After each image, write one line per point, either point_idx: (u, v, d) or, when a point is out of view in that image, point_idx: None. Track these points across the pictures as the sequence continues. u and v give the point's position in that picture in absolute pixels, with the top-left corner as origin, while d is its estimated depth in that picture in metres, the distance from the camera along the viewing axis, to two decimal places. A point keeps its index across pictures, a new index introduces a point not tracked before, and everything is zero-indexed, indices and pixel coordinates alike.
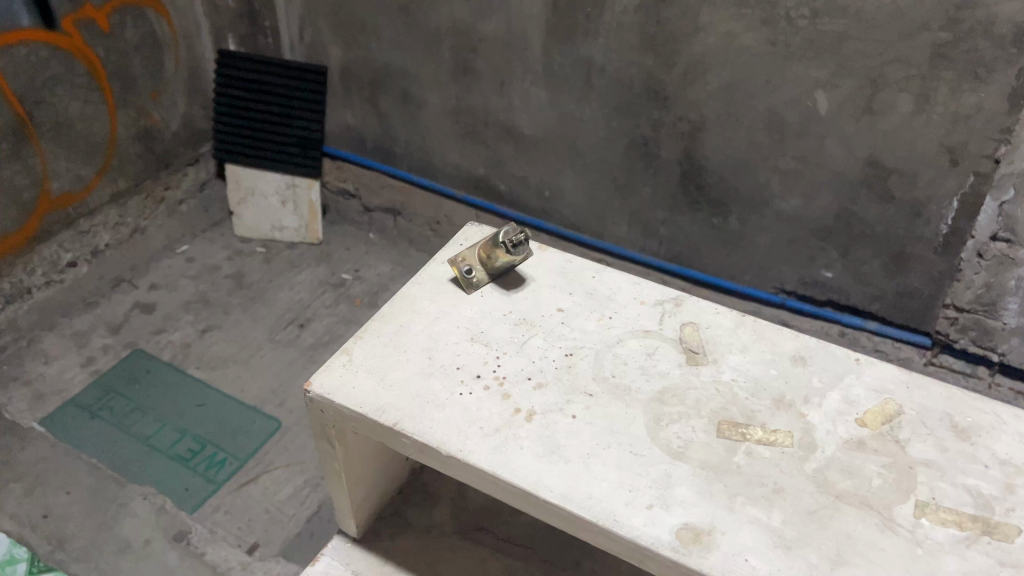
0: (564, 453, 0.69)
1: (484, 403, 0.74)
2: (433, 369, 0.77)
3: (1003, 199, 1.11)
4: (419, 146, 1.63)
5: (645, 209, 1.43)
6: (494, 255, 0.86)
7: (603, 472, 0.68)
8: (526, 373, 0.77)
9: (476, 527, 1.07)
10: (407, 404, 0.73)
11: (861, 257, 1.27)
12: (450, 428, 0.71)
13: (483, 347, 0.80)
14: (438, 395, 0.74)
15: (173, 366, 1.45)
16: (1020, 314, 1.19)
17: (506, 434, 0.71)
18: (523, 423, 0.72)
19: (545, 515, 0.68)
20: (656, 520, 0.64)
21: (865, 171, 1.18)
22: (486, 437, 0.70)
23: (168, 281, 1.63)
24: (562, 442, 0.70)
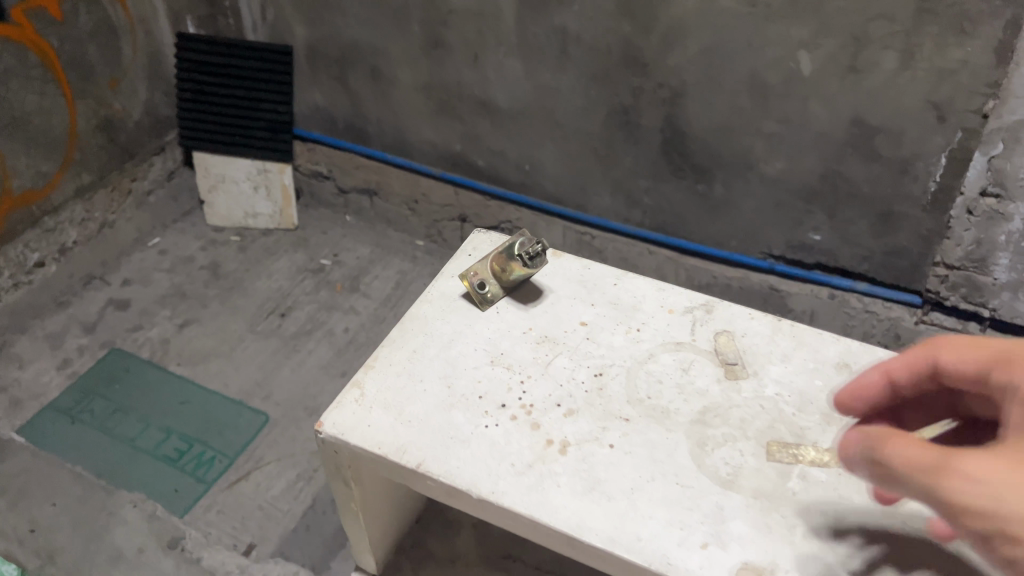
0: (606, 489, 0.67)
1: (513, 436, 0.71)
2: (455, 400, 0.74)
3: (991, 153, 1.09)
4: (392, 124, 1.58)
5: (628, 178, 1.40)
6: (509, 268, 0.83)
7: (649, 511, 0.65)
8: (554, 399, 0.75)
9: (504, 556, 1.07)
10: (430, 441, 0.71)
11: (849, 218, 1.26)
12: (479, 467, 0.69)
13: (505, 371, 0.77)
14: (462, 430, 0.72)
15: (153, 363, 1.41)
16: (1010, 269, 1.18)
17: (540, 470, 0.68)
18: (557, 456, 0.69)
19: (590, 557, 0.66)
20: (712, 561, 0.62)
21: (850, 131, 1.16)
22: (518, 475, 0.68)
23: (142, 275, 1.59)
24: (601, 477, 0.68)
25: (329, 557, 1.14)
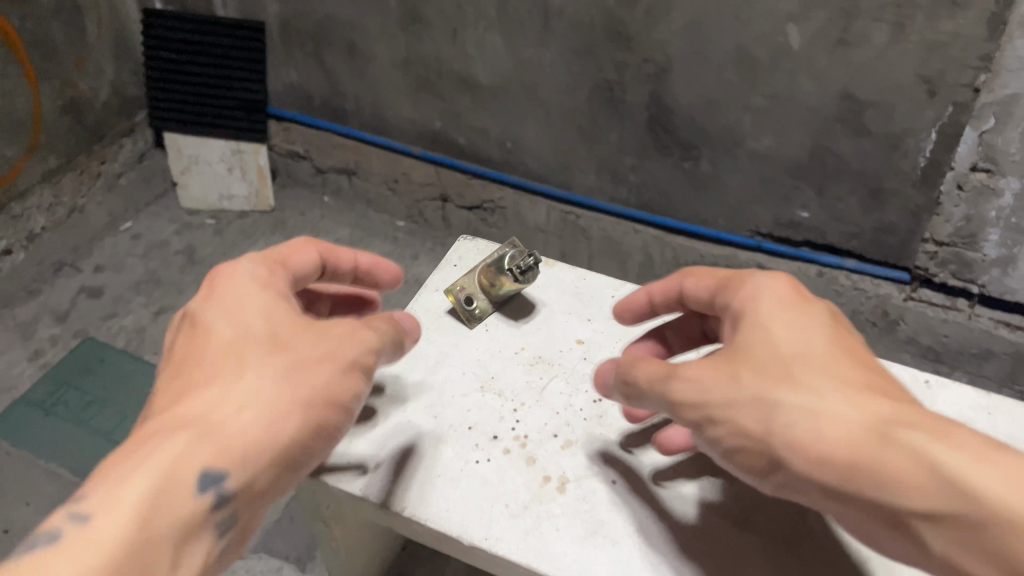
0: (611, 532, 0.60)
1: (506, 472, 0.64)
2: (440, 431, 0.67)
3: (983, 128, 1.07)
4: (370, 102, 1.53)
5: (613, 155, 1.37)
6: (498, 282, 0.78)
7: (658, 560, 0.58)
8: (549, 429, 0.68)
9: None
10: (413, 478, 0.63)
11: (838, 194, 1.23)
12: (468, 508, 0.61)
13: (496, 398, 0.70)
14: (449, 466, 0.64)
15: (129, 353, 1.38)
16: (1000, 245, 1.17)
17: (537, 512, 0.61)
18: (555, 495, 0.62)
19: None
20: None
21: (840, 105, 1.13)
22: (512, 518, 0.60)
23: (115, 262, 1.55)
24: (604, 518, 0.60)
25: (313, 547, 1.12)
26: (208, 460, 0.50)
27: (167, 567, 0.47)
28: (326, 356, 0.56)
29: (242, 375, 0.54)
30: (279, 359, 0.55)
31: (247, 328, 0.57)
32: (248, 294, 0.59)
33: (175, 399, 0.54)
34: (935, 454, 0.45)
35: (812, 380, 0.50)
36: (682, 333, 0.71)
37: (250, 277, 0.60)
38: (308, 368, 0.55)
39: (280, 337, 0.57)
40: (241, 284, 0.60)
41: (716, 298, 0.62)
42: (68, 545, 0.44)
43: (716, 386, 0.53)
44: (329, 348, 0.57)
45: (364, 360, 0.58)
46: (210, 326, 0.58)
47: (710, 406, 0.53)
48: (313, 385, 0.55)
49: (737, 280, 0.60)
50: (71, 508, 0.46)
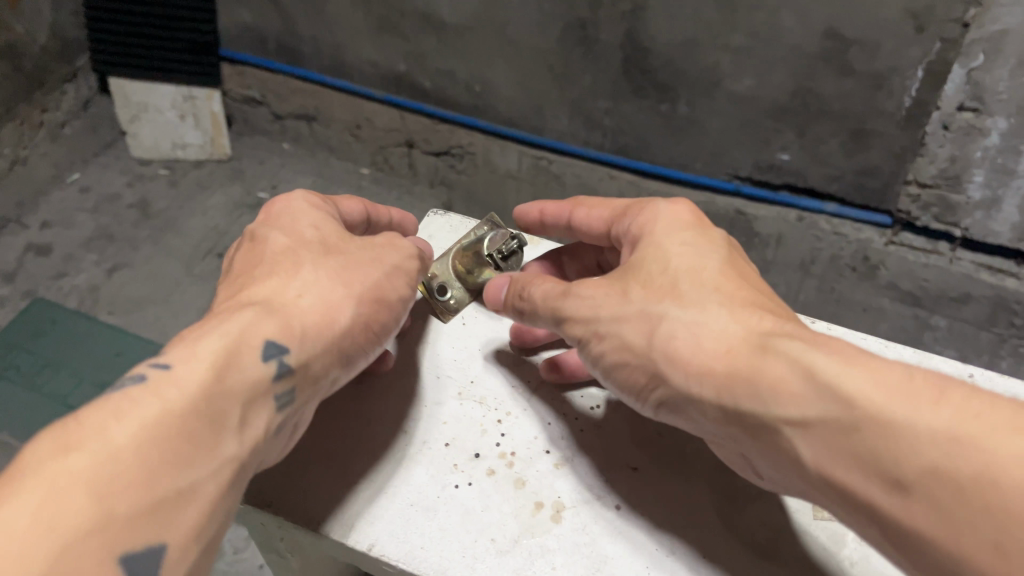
0: (613, 569, 0.55)
1: (491, 498, 0.58)
2: (414, 451, 0.61)
3: (971, 66, 1.04)
4: (328, 44, 1.44)
5: (586, 97, 1.31)
6: (477, 270, 0.72)
7: None
8: (539, 445, 0.62)
9: None
10: (387, 512, 0.57)
11: (820, 136, 1.19)
12: (449, 544, 0.56)
13: (477, 407, 0.65)
14: (427, 494, 0.58)
15: (82, 313, 1.32)
16: (984, 186, 1.15)
17: (528, 547, 0.56)
18: (548, 525, 0.57)
19: None
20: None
21: (824, 44, 1.08)
22: (500, 555, 0.55)
23: (63, 217, 1.47)
24: (606, 554, 0.56)
25: None
26: (273, 332, 0.51)
27: (237, 424, 0.47)
28: (376, 261, 0.60)
29: (300, 268, 0.57)
30: (337, 256, 0.59)
31: (303, 230, 0.60)
32: (300, 207, 0.62)
33: (237, 291, 0.56)
34: (811, 361, 0.46)
35: (700, 298, 0.54)
36: (577, 261, 0.76)
37: (301, 194, 0.63)
38: (363, 267, 0.59)
39: (334, 242, 0.60)
40: (290, 198, 0.63)
41: (610, 225, 0.67)
42: (153, 384, 0.44)
43: (606, 303, 0.58)
44: (376, 254, 0.61)
45: (406, 268, 0.62)
46: (264, 231, 0.60)
47: (596, 320, 0.58)
48: (369, 281, 0.58)
49: (629, 207, 0.65)
50: (150, 361, 0.46)
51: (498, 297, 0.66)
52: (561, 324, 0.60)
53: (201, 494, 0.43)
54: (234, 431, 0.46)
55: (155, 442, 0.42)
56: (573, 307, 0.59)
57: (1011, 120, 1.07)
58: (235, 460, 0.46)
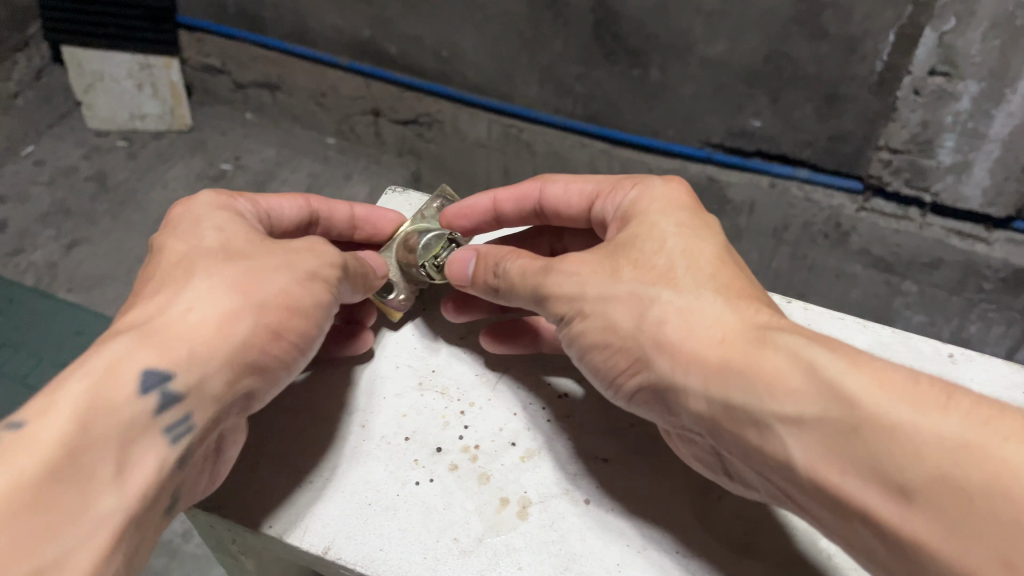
0: (581, 567, 0.54)
1: (455, 496, 0.57)
2: (373, 448, 0.60)
3: (943, 29, 1.03)
4: (290, 9, 1.40)
5: (557, 63, 1.28)
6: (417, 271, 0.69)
7: None
8: (503, 437, 0.61)
9: None
10: (345, 512, 0.56)
11: (792, 102, 1.18)
12: (410, 544, 0.55)
13: (438, 397, 0.64)
14: (387, 492, 0.57)
15: (40, 291, 1.28)
16: (955, 151, 1.15)
17: (491, 545, 0.55)
18: (514, 522, 0.56)
19: None
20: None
21: (797, 7, 1.06)
22: (462, 554, 0.54)
23: (18, 191, 1.42)
24: (576, 551, 0.55)
25: None
26: (152, 360, 0.49)
27: (114, 474, 0.45)
28: (287, 267, 0.57)
29: (191, 278, 0.54)
30: (239, 264, 0.56)
31: (208, 237, 0.58)
32: (207, 213, 0.60)
33: (126, 310, 0.54)
34: (813, 357, 0.46)
35: (696, 285, 0.54)
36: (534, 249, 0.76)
37: (206, 200, 0.61)
38: (267, 276, 0.56)
39: (239, 249, 0.57)
40: (196, 204, 0.61)
41: (591, 203, 0.67)
42: (5, 448, 0.42)
43: (593, 279, 0.56)
44: (285, 260, 0.57)
45: (325, 274, 0.58)
46: (167, 241, 0.58)
47: (576, 300, 0.57)
48: (273, 292, 0.55)
49: (613, 185, 0.65)
50: (15, 415, 0.45)
51: (466, 272, 0.64)
52: (540, 303, 0.59)
53: (70, 565, 0.41)
54: (110, 482, 0.44)
55: (1, 521, 0.40)
56: (551, 285, 0.58)
57: (982, 84, 1.06)
58: (116, 515, 0.44)
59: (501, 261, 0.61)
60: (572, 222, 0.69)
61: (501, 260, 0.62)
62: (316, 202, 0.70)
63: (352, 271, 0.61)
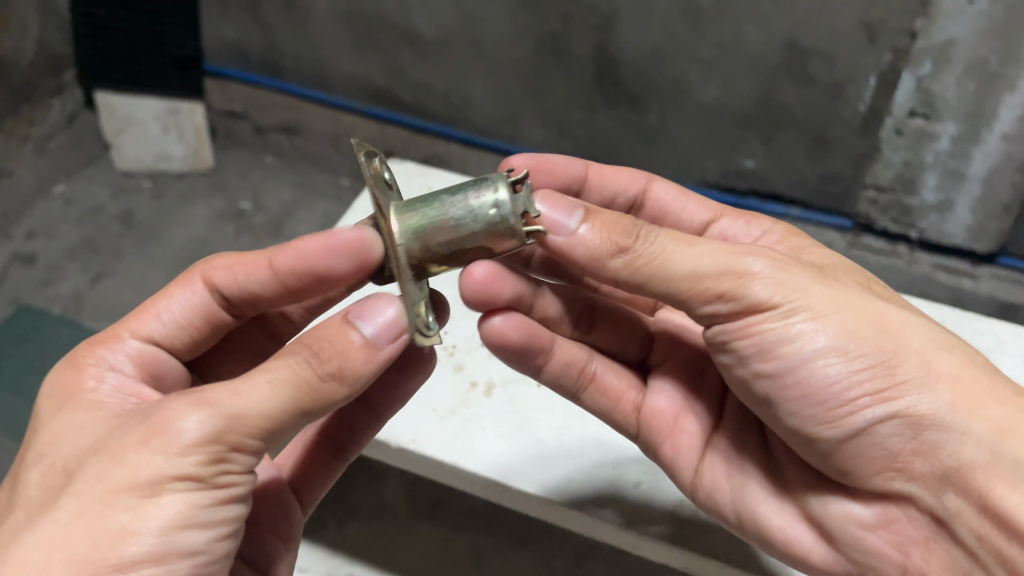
0: (529, 433, 0.81)
1: (442, 383, 0.86)
2: None
3: (920, 73, 1.10)
4: (309, 58, 1.49)
5: (560, 108, 1.36)
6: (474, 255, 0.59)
7: (567, 452, 0.80)
8: (475, 340, 0.91)
9: (433, 503, 1.01)
10: None
11: (784, 144, 1.25)
12: (407, 415, 0.82)
13: None
14: None
15: (66, 320, 1.35)
16: (937, 190, 1.21)
17: (468, 417, 0.83)
18: (480, 400, 0.84)
19: (517, 497, 0.80)
20: (640, 496, 0.77)
21: (784, 54, 1.13)
22: (444, 422, 0.82)
23: (48, 228, 1.50)
24: (525, 421, 0.83)
25: None
26: None
27: None
28: (118, 486, 0.47)
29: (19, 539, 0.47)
30: (67, 496, 0.48)
31: (53, 469, 0.51)
32: (70, 427, 0.53)
33: None
34: None
35: (956, 345, 0.56)
36: None
37: (47, 408, 0.55)
38: (97, 511, 0.47)
39: (78, 464, 0.49)
40: (60, 407, 0.55)
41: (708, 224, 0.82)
42: None
43: (829, 293, 0.56)
44: (114, 483, 0.48)
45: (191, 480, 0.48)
46: (24, 480, 0.51)
47: (806, 297, 0.55)
48: (105, 529, 0.47)
49: (746, 214, 0.82)
50: None
51: (567, 227, 0.57)
52: (722, 294, 0.55)
53: None
54: None
55: None
56: (773, 275, 0.55)
57: (959, 126, 1.12)
58: None
59: (644, 228, 0.57)
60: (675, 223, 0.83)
61: (644, 226, 0.57)
62: (210, 274, 0.65)
63: (230, 431, 0.49)
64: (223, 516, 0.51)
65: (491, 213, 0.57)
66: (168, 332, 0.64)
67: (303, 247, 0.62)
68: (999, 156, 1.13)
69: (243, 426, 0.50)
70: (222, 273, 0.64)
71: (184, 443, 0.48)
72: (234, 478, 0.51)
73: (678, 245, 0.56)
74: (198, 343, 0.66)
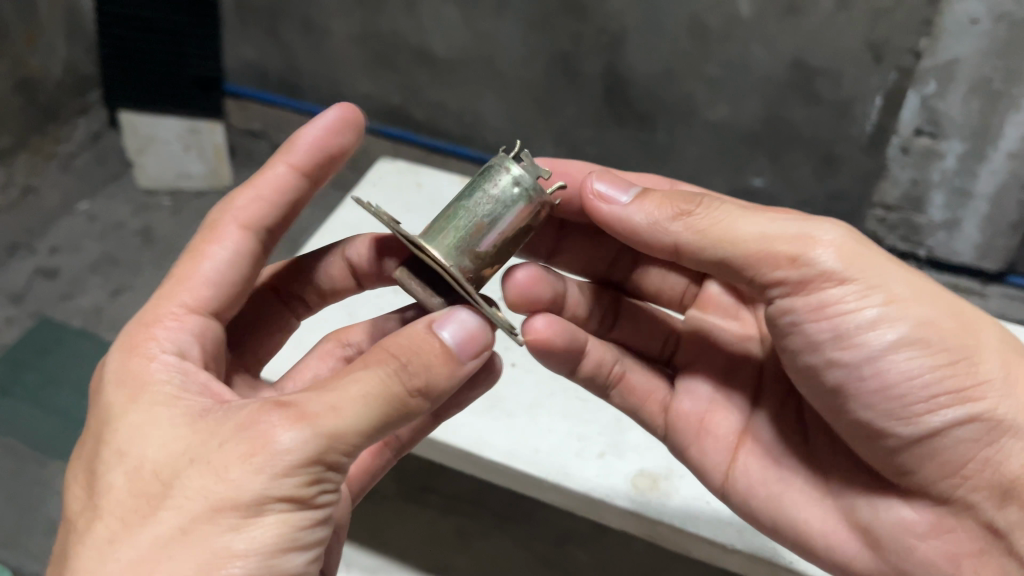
0: (506, 407, 0.83)
1: None
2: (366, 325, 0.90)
3: (925, 92, 1.10)
4: (326, 78, 1.53)
5: (570, 128, 1.38)
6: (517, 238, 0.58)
7: (543, 424, 0.82)
8: None
9: (422, 488, 1.04)
10: None
11: (792, 162, 1.26)
12: None
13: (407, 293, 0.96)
14: None
15: (86, 333, 1.38)
16: (945, 208, 1.22)
17: None
18: None
19: (492, 471, 0.81)
20: (608, 469, 0.78)
21: (790, 73, 1.15)
22: None
23: (70, 243, 1.53)
24: (503, 396, 0.84)
25: None
26: None
27: None
28: (220, 504, 0.44)
29: (116, 560, 0.44)
30: (166, 510, 0.44)
31: (141, 471, 0.46)
32: (153, 422, 0.48)
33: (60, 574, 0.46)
34: None
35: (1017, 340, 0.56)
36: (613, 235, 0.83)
37: (119, 401, 0.50)
38: (200, 530, 0.44)
39: (172, 472, 0.45)
40: (136, 401, 0.49)
41: None
42: None
43: (909, 275, 0.54)
44: (217, 501, 0.44)
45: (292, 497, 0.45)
46: (107, 480, 0.47)
47: (888, 282, 0.53)
48: (211, 550, 0.43)
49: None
50: None
51: (619, 199, 0.61)
52: (794, 258, 0.53)
53: None
54: None
55: None
56: (844, 244, 0.53)
57: (965, 144, 1.13)
58: None
59: (708, 197, 0.58)
60: None
61: (706, 197, 0.58)
62: (238, 213, 0.60)
63: (330, 446, 0.46)
64: (313, 537, 0.48)
65: (515, 190, 0.56)
66: (219, 286, 0.58)
67: (315, 135, 0.64)
68: (1005, 174, 1.14)
69: (343, 440, 0.46)
70: (244, 204, 0.61)
71: (284, 455, 0.45)
72: (324, 497, 0.48)
73: (741, 211, 0.56)
74: (242, 296, 0.60)
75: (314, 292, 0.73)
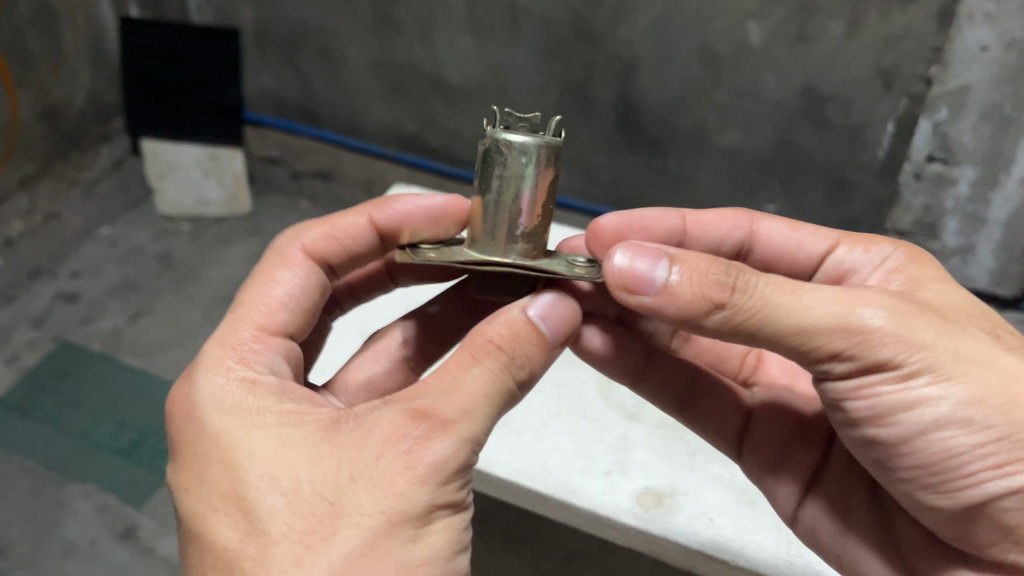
0: (515, 426, 0.83)
1: None
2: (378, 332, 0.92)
3: (936, 119, 1.10)
4: (343, 106, 1.56)
5: (583, 154, 1.39)
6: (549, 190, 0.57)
7: (551, 442, 0.82)
8: None
9: None
10: None
11: (804, 188, 1.26)
12: None
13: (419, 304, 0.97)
14: None
15: (105, 356, 1.40)
16: (959, 234, 1.21)
17: None
18: None
19: (500, 488, 0.81)
20: (613, 486, 0.79)
21: (801, 100, 1.16)
22: None
23: (92, 268, 1.56)
24: (512, 415, 0.85)
25: None
26: None
27: None
28: (396, 517, 0.45)
29: None
30: (344, 529, 0.44)
31: (300, 492, 0.45)
32: (287, 443, 0.48)
33: None
34: None
35: None
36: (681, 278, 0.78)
37: (240, 431, 0.49)
38: (382, 544, 0.44)
39: (336, 489, 0.45)
40: (258, 425, 0.49)
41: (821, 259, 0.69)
42: None
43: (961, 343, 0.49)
44: (393, 515, 0.45)
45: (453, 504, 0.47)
46: (264, 505, 0.46)
47: (932, 355, 0.48)
48: (395, 562, 0.45)
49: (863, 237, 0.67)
50: None
51: (648, 286, 0.52)
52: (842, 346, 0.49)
53: None
54: None
55: None
56: (892, 308, 0.49)
57: (977, 170, 1.12)
58: None
59: (740, 273, 0.50)
60: (788, 267, 0.72)
61: (739, 272, 0.50)
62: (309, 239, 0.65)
63: (472, 445, 0.48)
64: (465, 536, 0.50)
65: (523, 160, 0.55)
66: (294, 309, 0.61)
67: (410, 207, 0.68)
68: (1018, 200, 1.13)
69: (479, 440, 0.49)
70: (314, 234, 0.66)
71: (442, 462, 0.46)
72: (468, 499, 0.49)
73: (783, 295, 0.49)
74: (311, 323, 0.63)
75: (349, 290, 0.78)
